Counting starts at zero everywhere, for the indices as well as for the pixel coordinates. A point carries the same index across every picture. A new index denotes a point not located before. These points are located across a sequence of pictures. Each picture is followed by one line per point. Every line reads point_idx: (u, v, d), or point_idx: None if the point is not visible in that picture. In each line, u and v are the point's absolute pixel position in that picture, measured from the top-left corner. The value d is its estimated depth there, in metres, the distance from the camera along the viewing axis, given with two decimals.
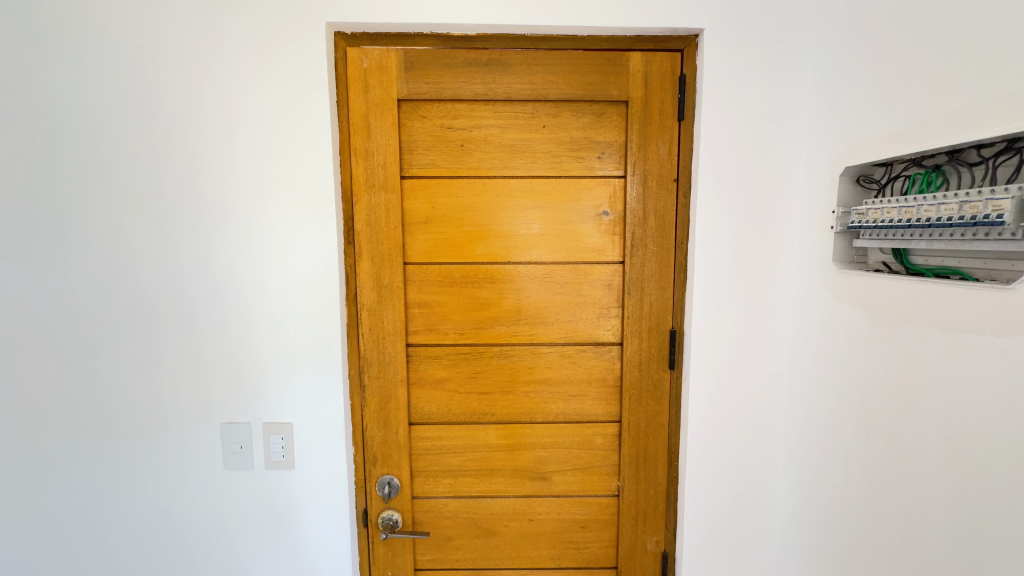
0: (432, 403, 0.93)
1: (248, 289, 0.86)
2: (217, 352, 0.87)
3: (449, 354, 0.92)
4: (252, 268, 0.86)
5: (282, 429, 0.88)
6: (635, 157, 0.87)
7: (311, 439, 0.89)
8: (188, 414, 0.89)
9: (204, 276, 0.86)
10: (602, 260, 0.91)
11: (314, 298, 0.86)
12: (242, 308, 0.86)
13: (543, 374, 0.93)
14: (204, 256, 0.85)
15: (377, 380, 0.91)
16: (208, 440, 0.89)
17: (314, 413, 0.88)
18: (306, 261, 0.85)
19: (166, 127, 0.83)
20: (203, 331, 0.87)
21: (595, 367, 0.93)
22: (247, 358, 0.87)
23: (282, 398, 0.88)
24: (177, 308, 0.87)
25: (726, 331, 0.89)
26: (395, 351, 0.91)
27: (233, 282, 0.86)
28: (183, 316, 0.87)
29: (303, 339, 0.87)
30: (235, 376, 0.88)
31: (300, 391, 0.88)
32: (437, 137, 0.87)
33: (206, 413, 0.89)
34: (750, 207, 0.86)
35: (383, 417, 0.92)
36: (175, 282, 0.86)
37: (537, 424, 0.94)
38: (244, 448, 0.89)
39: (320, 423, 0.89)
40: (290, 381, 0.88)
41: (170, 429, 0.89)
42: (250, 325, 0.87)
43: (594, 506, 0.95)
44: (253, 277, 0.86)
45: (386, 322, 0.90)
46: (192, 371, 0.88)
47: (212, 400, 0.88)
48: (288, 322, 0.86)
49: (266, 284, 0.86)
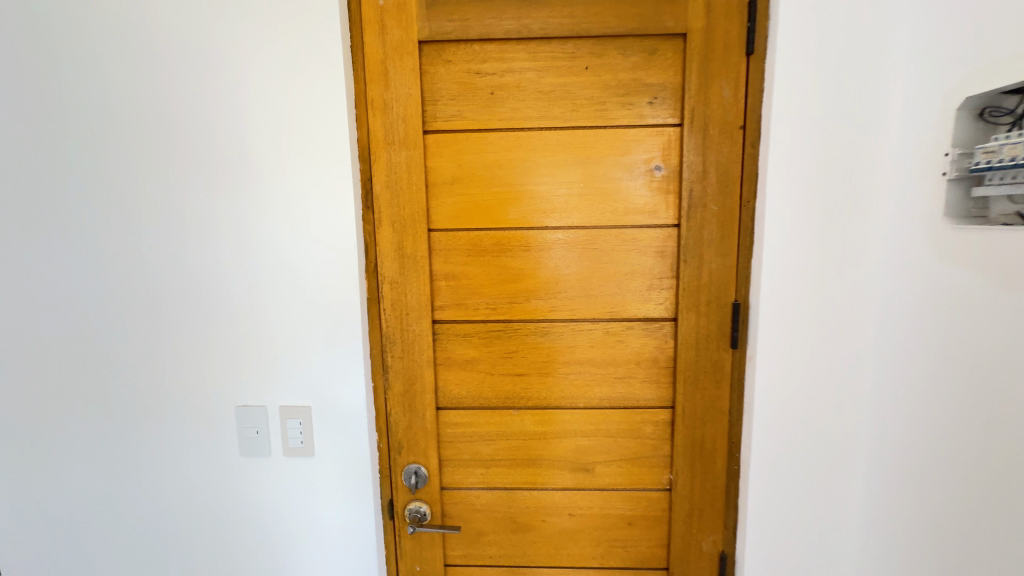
0: (462, 386, 0.84)
1: (263, 259, 0.78)
2: (230, 330, 0.80)
3: (480, 332, 0.83)
4: (261, 238, 0.77)
5: (300, 413, 0.81)
6: (694, 102, 0.74)
7: (331, 426, 0.81)
8: (200, 396, 0.82)
9: (214, 248, 0.78)
10: (653, 223, 0.79)
11: (329, 270, 0.77)
12: (252, 282, 0.78)
13: (583, 354, 0.82)
14: (214, 226, 0.78)
15: (401, 360, 0.83)
16: (222, 424, 0.83)
17: (334, 396, 0.81)
18: (324, 228, 0.76)
19: (168, 84, 0.75)
20: (211, 308, 0.80)
21: (646, 344, 0.82)
22: (260, 336, 0.80)
23: (298, 379, 0.80)
24: (184, 282, 0.79)
25: (801, 304, 0.76)
26: (420, 329, 0.82)
27: (246, 253, 0.78)
28: (192, 291, 0.80)
29: (320, 315, 0.79)
30: (250, 355, 0.81)
31: (317, 372, 0.80)
32: (464, 85, 0.76)
33: (220, 396, 0.82)
34: (832, 156, 0.72)
35: (407, 401, 0.84)
36: (184, 253, 0.79)
37: (578, 410, 0.84)
38: (260, 434, 0.82)
39: (341, 408, 0.81)
40: (306, 361, 0.80)
41: (183, 412, 0.83)
42: (259, 302, 0.79)
43: (642, 501, 0.85)
44: (261, 247, 0.78)
45: (409, 295, 0.81)
46: (203, 352, 0.81)
47: (223, 382, 0.82)
48: (305, 297, 0.78)
49: (276, 253, 0.78)
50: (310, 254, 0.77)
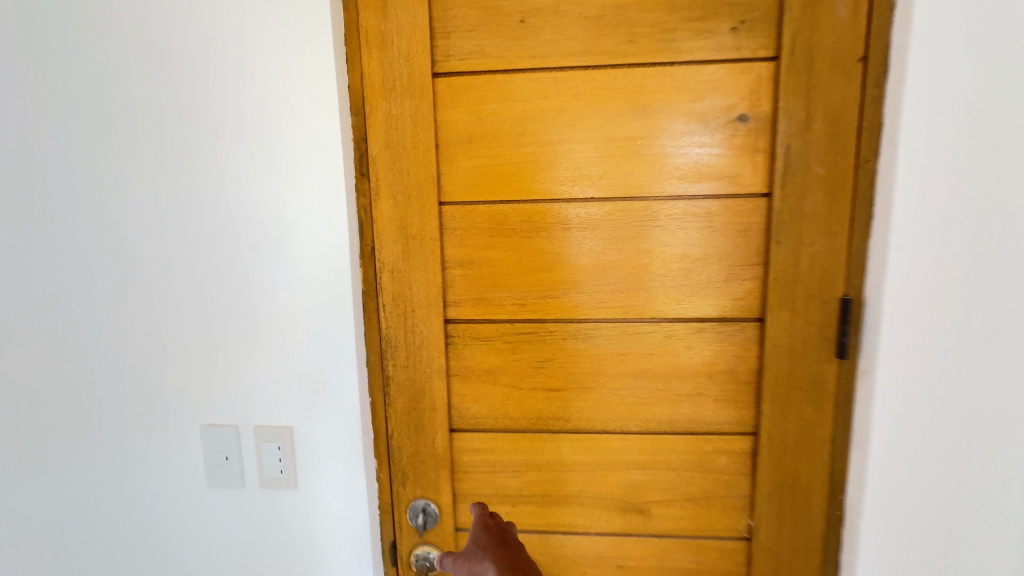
0: (481, 402, 0.66)
1: (231, 241, 0.62)
2: (194, 330, 0.64)
3: (504, 335, 0.64)
4: (230, 213, 0.61)
5: (279, 436, 0.65)
6: (795, 25, 0.55)
7: (318, 451, 0.65)
8: (158, 412, 0.66)
9: (172, 226, 0.62)
10: (734, 192, 0.60)
11: (312, 253, 0.61)
12: (220, 270, 0.62)
13: (638, 364, 0.64)
14: (170, 198, 0.62)
15: (405, 370, 0.65)
16: (186, 446, 0.67)
17: (319, 415, 0.64)
18: (306, 200, 0.60)
19: (114, 17, 0.59)
20: (170, 301, 0.64)
21: (722, 351, 0.63)
22: (230, 338, 0.64)
23: (276, 392, 0.64)
24: (135, 269, 0.64)
25: (949, 298, 0.54)
26: (428, 331, 0.64)
27: (210, 233, 0.62)
28: (145, 282, 0.64)
29: (302, 313, 0.62)
30: (218, 362, 0.65)
31: (300, 383, 0.64)
32: (485, 11, 0.58)
33: (183, 413, 0.66)
34: (1003, 91, 0.51)
35: (414, 421, 0.67)
36: (135, 233, 0.63)
37: (630, 435, 0.65)
38: (231, 460, 0.66)
39: (330, 428, 0.64)
40: (285, 370, 0.63)
41: (138, 432, 0.67)
42: (228, 295, 0.63)
43: (711, 551, 0.67)
44: (229, 225, 0.61)
45: (413, 287, 0.63)
46: (161, 357, 0.65)
47: (187, 394, 0.66)
48: (283, 288, 0.62)
49: (248, 233, 0.61)
50: (289, 234, 0.61)
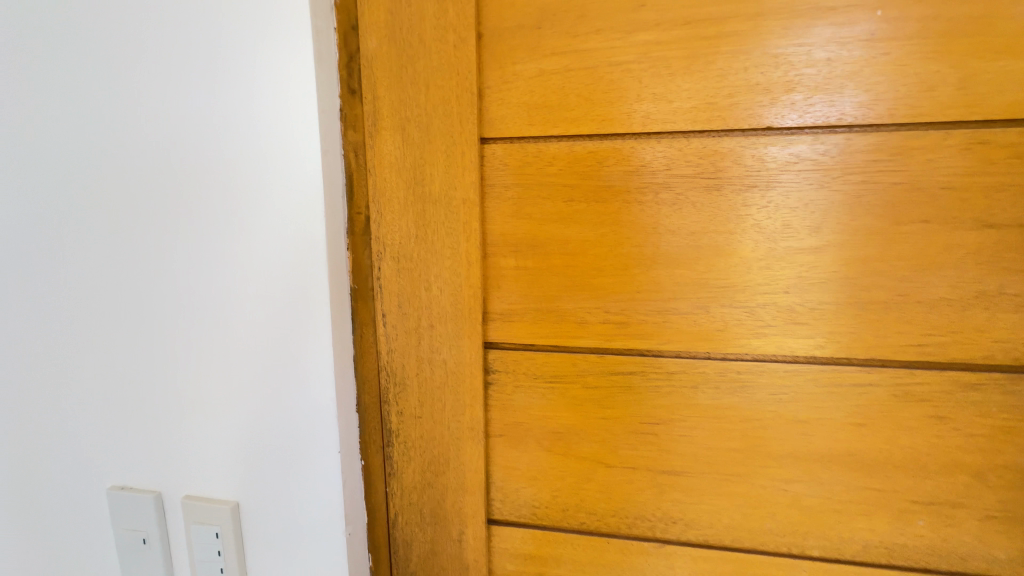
0: (541, 484, 0.39)
1: (140, 199, 0.37)
2: (92, 340, 0.41)
3: (585, 375, 0.37)
4: (137, 155, 0.37)
5: (218, 515, 0.40)
6: None
7: (278, 543, 0.40)
8: (46, 463, 0.44)
9: (54, 175, 0.39)
10: None
11: (264, 225, 0.35)
12: (125, 250, 0.38)
13: (833, 441, 0.35)
14: (51, 131, 0.38)
15: (417, 423, 0.39)
16: (89, 516, 0.44)
17: (280, 488, 0.39)
18: (252, 132, 0.35)
19: None
20: (55, 297, 0.40)
21: (1010, 431, 0.32)
22: (146, 356, 0.40)
23: (215, 447, 0.40)
24: (5, 243, 0.40)
25: None
26: (456, 361, 0.38)
27: (113, 184, 0.38)
28: (23, 260, 0.40)
29: (249, 324, 0.37)
30: (131, 391, 0.41)
31: (249, 436, 0.39)
32: None
33: (84, 465, 0.43)
34: None
35: (429, 505, 0.41)
36: (2, 184, 0.40)
37: (806, 565, 0.36)
38: (152, 544, 0.42)
39: (294, 513, 0.40)
40: (228, 413, 0.39)
41: (20, 491, 0.44)
42: (139, 292, 0.39)
43: None
44: (138, 175, 0.37)
45: (432, 287, 0.37)
46: (50, 382, 0.42)
47: (90, 440, 0.43)
48: (221, 281, 0.37)
49: (163, 190, 0.37)
50: (229, 189, 0.36)
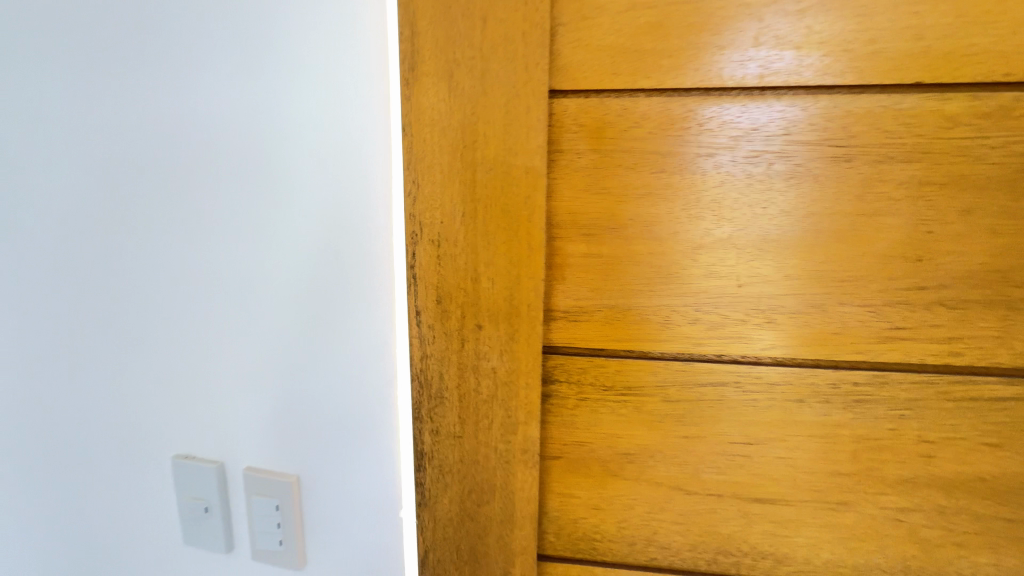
0: (604, 514, 0.33)
1: (185, 131, 0.33)
2: (130, 293, 0.36)
3: (666, 387, 0.31)
4: (182, 79, 0.32)
5: (279, 486, 0.36)
6: None
7: (342, 520, 0.37)
8: (79, 433, 0.39)
9: (87, 104, 0.34)
10: None
11: (338, 164, 0.31)
12: (171, 189, 0.34)
13: (960, 464, 0.29)
14: (81, 50, 0.33)
15: (457, 445, 0.32)
16: (132, 486, 0.40)
17: (350, 463, 0.36)
18: (316, 50, 0.30)
19: None
20: (90, 244, 0.36)
21: None
22: (201, 310, 0.35)
23: (267, 416, 0.36)
24: (32, 186, 0.36)
25: None
26: (509, 371, 0.31)
27: (153, 111, 0.33)
28: (50, 205, 0.36)
29: (319, 278, 0.33)
30: (181, 351, 0.36)
31: (307, 402, 0.35)
32: None
33: (127, 432, 0.39)
34: None
35: (469, 543, 0.34)
36: (36, 109, 0.35)
37: None
38: (215, 514, 0.38)
39: (358, 487, 0.36)
40: (292, 379, 0.35)
41: (52, 466, 0.40)
42: (186, 238, 0.34)
43: None
44: (183, 103, 0.32)
45: (482, 280, 0.30)
46: (85, 340, 0.38)
47: (128, 407, 0.38)
48: (286, 227, 0.32)
49: (214, 120, 0.32)
50: (292, 118, 0.31)
